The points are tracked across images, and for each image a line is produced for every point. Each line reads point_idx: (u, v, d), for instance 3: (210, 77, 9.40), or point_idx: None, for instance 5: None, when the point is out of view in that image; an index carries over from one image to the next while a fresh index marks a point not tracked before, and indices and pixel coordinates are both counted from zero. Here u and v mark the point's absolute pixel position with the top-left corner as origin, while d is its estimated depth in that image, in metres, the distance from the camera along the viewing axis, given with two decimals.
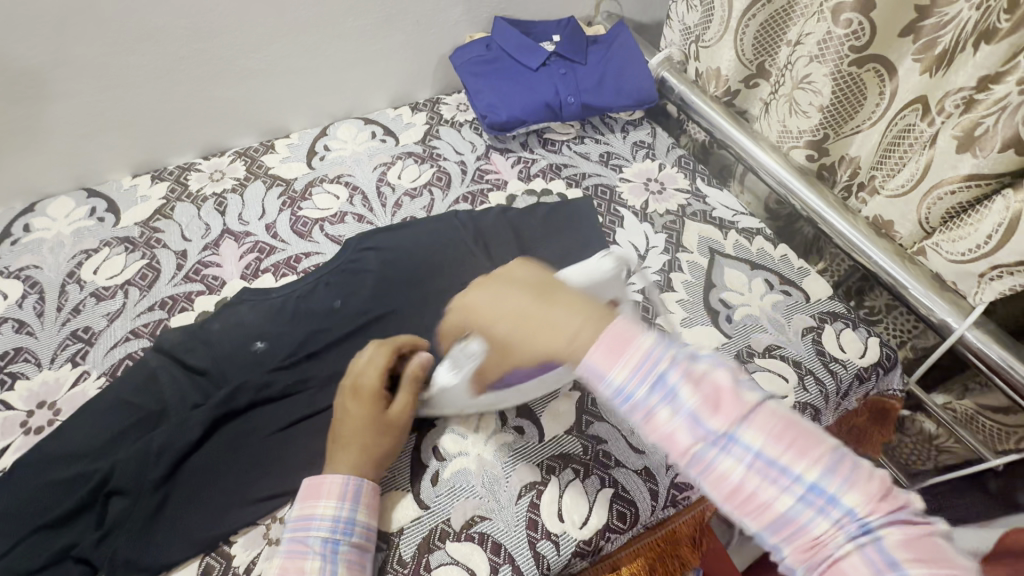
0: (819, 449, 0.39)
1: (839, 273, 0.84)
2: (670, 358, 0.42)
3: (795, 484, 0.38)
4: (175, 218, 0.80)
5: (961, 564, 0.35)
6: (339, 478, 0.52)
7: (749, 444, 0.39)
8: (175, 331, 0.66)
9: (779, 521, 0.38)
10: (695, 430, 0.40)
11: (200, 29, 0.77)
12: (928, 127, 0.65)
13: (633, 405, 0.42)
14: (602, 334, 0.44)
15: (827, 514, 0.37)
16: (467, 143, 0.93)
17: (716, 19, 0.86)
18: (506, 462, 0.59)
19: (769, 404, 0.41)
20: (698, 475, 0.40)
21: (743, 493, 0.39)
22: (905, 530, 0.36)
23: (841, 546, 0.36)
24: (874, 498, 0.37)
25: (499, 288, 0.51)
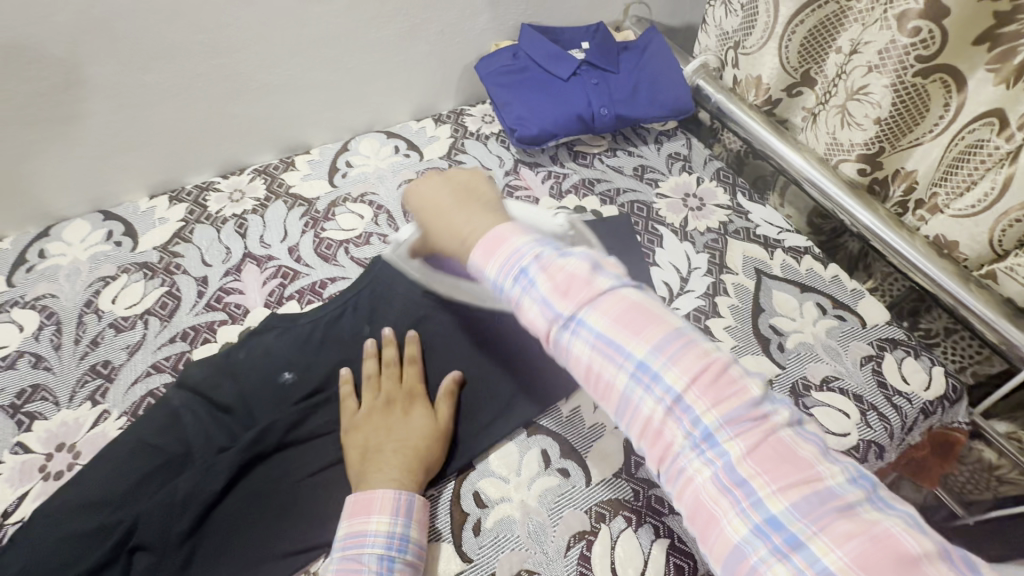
0: (656, 329, 0.42)
1: (890, 295, 0.77)
2: (534, 254, 0.46)
3: (630, 364, 0.41)
4: (195, 241, 0.77)
5: (804, 462, 0.37)
6: (390, 492, 0.51)
7: (592, 327, 0.43)
8: (199, 365, 0.63)
9: (623, 402, 0.42)
10: (549, 313, 0.44)
11: (218, 45, 0.74)
12: (1004, 143, 0.60)
13: (507, 296, 0.46)
14: (484, 235, 0.49)
15: (659, 399, 0.40)
16: (494, 157, 0.89)
17: (759, 25, 0.81)
18: (553, 509, 0.55)
19: (616, 291, 0.44)
20: (560, 356, 0.45)
21: (593, 375, 0.43)
22: (750, 438, 0.38)
23: (687, 454, 0.39)
24: (700, 384, 0.40)
25: (436, 185, 0.59)
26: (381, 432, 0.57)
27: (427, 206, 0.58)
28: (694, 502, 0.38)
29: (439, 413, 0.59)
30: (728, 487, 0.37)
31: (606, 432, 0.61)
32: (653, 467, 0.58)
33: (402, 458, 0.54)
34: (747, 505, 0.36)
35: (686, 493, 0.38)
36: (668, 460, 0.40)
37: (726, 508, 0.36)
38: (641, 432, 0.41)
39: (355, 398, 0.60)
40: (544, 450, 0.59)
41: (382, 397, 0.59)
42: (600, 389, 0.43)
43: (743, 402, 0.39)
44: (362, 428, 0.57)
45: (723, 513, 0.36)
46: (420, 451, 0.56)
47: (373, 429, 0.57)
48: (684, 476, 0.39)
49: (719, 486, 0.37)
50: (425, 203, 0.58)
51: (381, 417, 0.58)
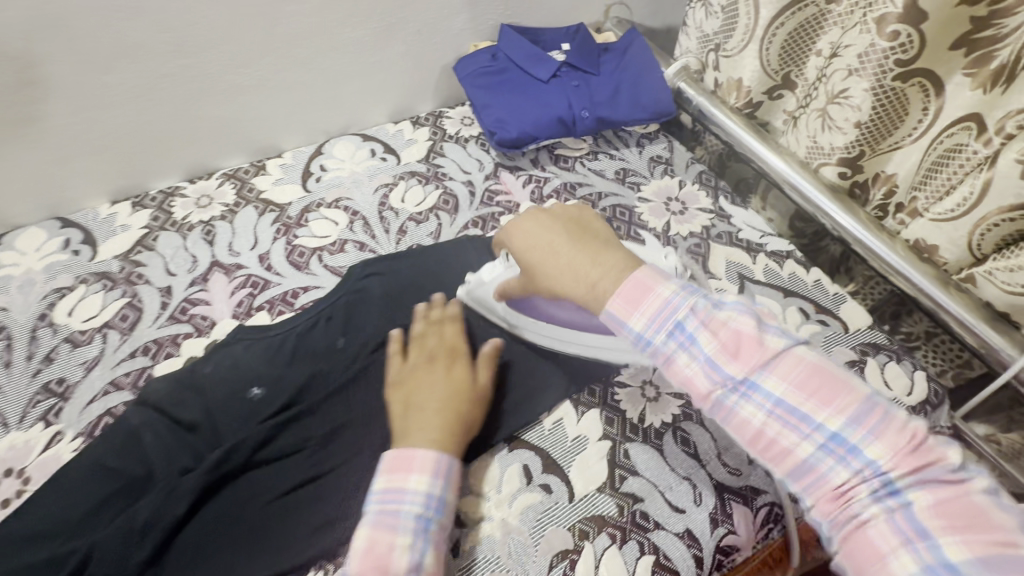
0: (846, 396, 0.41)
1: (872, 298, 0.78)
2: (690, 307, 0.46)
3: (814, 430, 0.40)
4: (159, 249, 0.73)
5: (998, 524, 0.35)
6: (432, 453, 0.50)
7: (769, 391, 0.42)
8: (162, 381, 0.60)
9: (801, 466, 0.40)
10: (714, 375, 0.43)
11: (185, 44, 0.71)
12: (982, 147, 0.60)
13: (654, 351, 0.46)
14: (622, 285, 0.48)
15: (849, 466, 0.39)
16: (473, 161, 0.87)
17: (739, 27, 0.80)
18: (535, 527, 0.53)
19: (796, 354, 0.43)
20: (723, 421, 0.44)
21: (765, 438, 0.42)
22: (938, 494, 0.36)
23: (865, 504, 0.38)
24: (897, 450, 0.38)
25: (540, 222, 0.57)
26: (418, 387, 0.56)
27: (534, 245, 0.56)
28: (862, 548, 0.37)
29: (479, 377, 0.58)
30: (908, 535, 0.36)
31: (589, 444, 0.59)
32: (638, 481, 0.57)
33: (441, 412, 0.54)
34: (922, 547, 0.35)
35: (855, 541, 0.37)
36: (840, 514, 0.38)
37: (895, 545, 0.36)
38: (813, 489, 0.40)
39: (397, 354, 0.60)
40: (525, 465, 0.57)
41: (422, 354, 0.59)
42: (772, 452, 0.42)
43: (940, 465, 0.37)
44: (401, 383, 0.57)
45: (891, 549, 0.36)
46: (457, 408, 0.55)
47: (416, 385, 0.56)
48: (855, 525, 0.38)
49: (896, 532, 0.36)
50: (532, 245, 0.56)
51: (425, 374, 0.57)
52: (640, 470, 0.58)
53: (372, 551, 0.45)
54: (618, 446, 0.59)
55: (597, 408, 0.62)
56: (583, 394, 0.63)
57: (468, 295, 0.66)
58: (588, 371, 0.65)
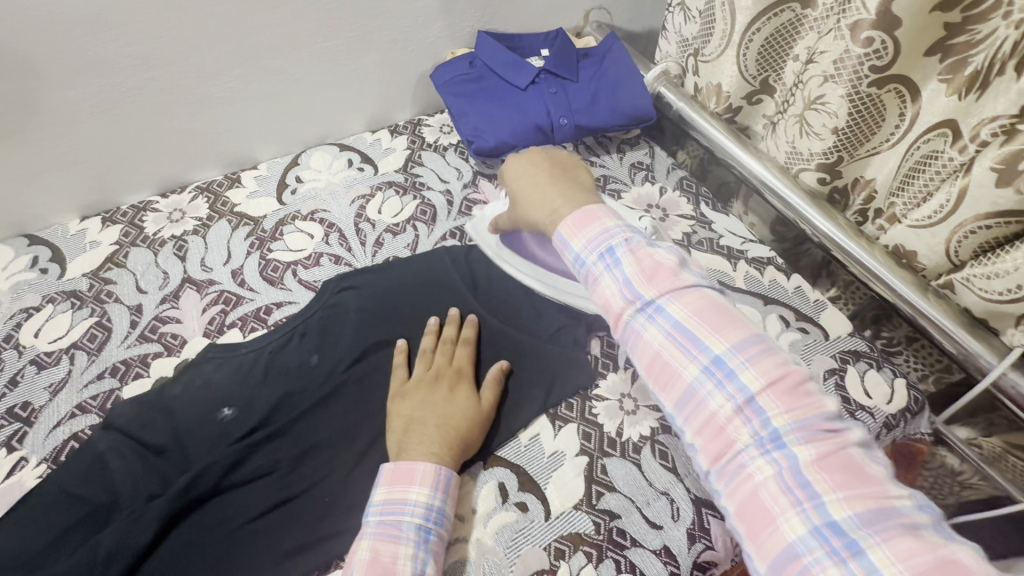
0: (736, 330, 0.42)
1: (854, 303, 0.77)
2: (624, 236, 0.47)
3: (702, 356, 0.41)
4: (130, 266, 0.72)
5: (873, 478, 0.36)
6: (433, 465, 0.52)
7: (671, 314, 0.43)
8: (129, 404, 0.58)
9: (687, 394, 0.41)
10: (628, 295, 0.45)
11: (150, 57, 0.69)
12: (958, 154, 0.59)
13: (587, 271, 0.48)
14: (574, 211, 0.50)
15: (730, 399, 0.39)
16: (452, 169, 0.86)
17: (717, 32, 0.79)
18: (510, 547, 0.53)
19: (701, 289, 0.44)
20: (628, 341, 0.45)
21: (660, 361, 0.43)
22: (821, 446, 0.37)
23: (749, 451, 0.38)
24: (777, 390, 0.39)
25: (533, 159, 0.59)
26: (424, 407, 0.56)
27: (521, 178, 0.58)
28: (745, 492, 0.37)
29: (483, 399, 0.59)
30: (789, 486, 0.36)
31: (566, 460, 0.59)
32: (615, 497, 0.56)
33: (445, 437, 0.55)
34: (809, 507, 0.35)
35: (741, 488, 0.38)
36: (725, 456, 0.39)
37: (785, 507, 0.36)
38: (700, 424, 0.40)
39: (405, 368, 0.61)
40: (502, 484, 0.56)
41: (431, 372, 0.59)
42: (664, 376, 0.43)
43: (820, 413, 0.38)
44: (408, 399, 0.58)
45: (781, 511, 0.36)
46: (462, 434, 0.56)
47: (418, 403, 0.57)
48: (742, 473, 0.38)
49: (781, 485, 0.36)
50: (517, 176, 0.59)
51: (427, 391, 0.58)
52: (617, 485, 0.57)
53: (376, 561, 0.46)
54: (595, 461, 0.59)
55: (574, 422, 0.61)
56: (561, 408, 0.62)
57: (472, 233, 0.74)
58: (567, 385, 0.63)
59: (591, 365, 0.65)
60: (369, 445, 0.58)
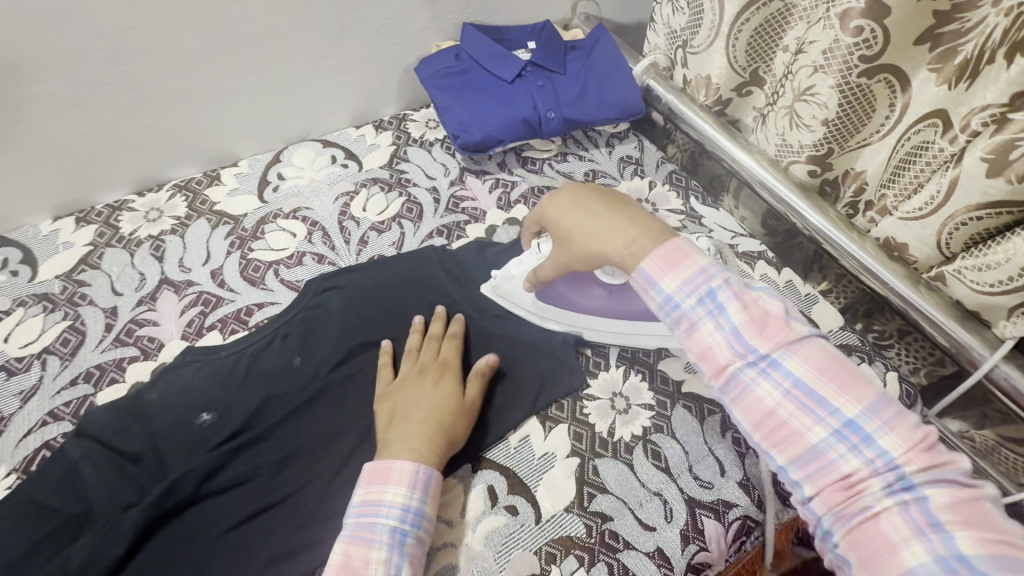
0: (864, 390, 0.41)
1: (846, 296, 0.76)
2: (723, 278, 0.46)
3: (830, 416, 0.41)
4: (104, 267, 0.69)
5: (1006, 530, 0.36)
6: (409, 464, 0.50)
7: (789, 370, 0.42)
8: (103, 410, 0.56)
9: (808, 452, 0.41)
10: (738, 347, 0.44)
11: (120, 50, 0.67)
12: (948, 145, 0.59)
13: (680, 315, 0.46)
14: (660, 248, 0.48)
15: (864, 457, 0.39)
16: (438, 165, 0.84)
17: (705, 23, 0.78)
18: (499, 551, 0.52)
19: (817, 340, 0.44)
20: (734, 397, 0.44)
21: (777, 418, 0.42)
22: (955, 496, 0.37)
23: (876, 495, 0.38)
24: (914, 448, 0.39)
25: (576, 195, 0.56)
26: (407, 404, 0.55)
27: (571, 216, 0.55)
28: (868, 535, 0.37)
29: (469, 394, 0.57)
30: (922, 529, 0.36)
31: (557, 462, 0.57)
32: (607, 498, 0.55)
33: (427, 433, 0.53)
34: (935, 537, 0.35)
35: (863, 535, 0.37)
36: (846, 508, 0.39)
37: (907, 536, 0.36)
38: (822, 479, 0.40)
39: (391, 367, 0.59)
40: (491, 487, 0.55)
41: (416, 367, 0.58)
42: (781, 434, 0.42)
43: (955, 467, 0.38)
44: (394, 395, 0.56)
45: (902, 539, 0.36)
46: (446, 430, 0.54)
47: (401, 400, 0.56)
48: (866, 519, 0.38)
49: (913, 528, 0.36)
50: (565, 215, 0.56)
51: (410, 387, 0.56)
52: (609, 486, 0.56)
53: (347, 565, 0.45)
54: (586, 462, 0.57)
55: (565, 423, 0.60)
56: (551, 408, 0.61)
57: (496, 290, 0.65)
58: (557, 385, 0.62)
59: (581, 365, 0.63)
60: (354, 449, 0.56)
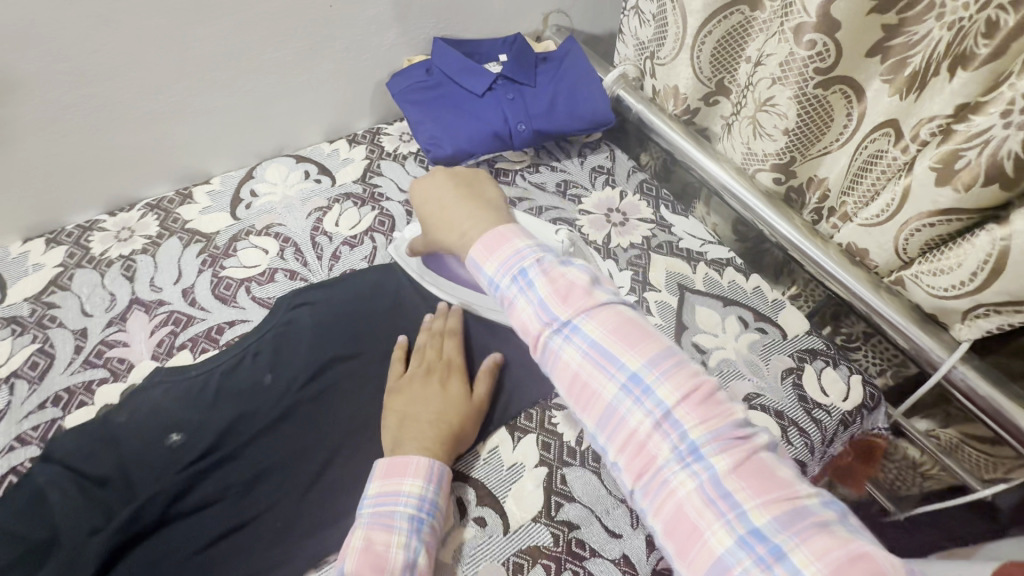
0: (649, 345, 0.42)
1: (814, 301, 0.77)
2: (536, 257, 0.46)
3: (619, 373, 0.41)
4: (74, 289, 0.69)
5: (783, 481, 0.36)
6: (426, 459, 0.52)
7: (587, 334, 0.43)
8: (70, 434, 0.56)
9: (607, 413, 0.41)
10: (545, 317, 0.44)
11: (85, 73, 0.67)
12: (901, 154, 0.60)
13: (502, 295, 0.46)
14: (486, 234, 0.48)
15: (647, 411, 0.40)
16: (411, 179, 0.85)
17: (670, 35, 0.80)
18: (467, 564, 0.53)
19: (613, 305, 0.44)
20: (549, 365, 0.44)
21: (580, 382, 0.42)
22: (735, 454, 0.37)
23: (671, 466, 0.38)
24: (689, 398, 0.39)
25: (439, 177, 0.56)
26: (417, 403, 0.57)
27: (429, 199, 0.56)
28: (667, 503, 0.37)
29: (477, 390, 0.60)
30: (712, 499, 0.36)
31: (524, 473, 0.58)
32: (574, 507, 0.56)
33: (438, 432, 0.55)
34: (732, 517, 0.35)
35: (666, 506, 0.37)
36: (648, 474, 0.38)
37: (711, 519, 0.36)
38: (621, 442, 0.40)
39: (402, 363, 0.61)
40: (460, 501, 0.56)
41: (422, 366, 0.60)
42: (585, 396, 0.42)
43: (731, 420, 0.39)
44: (402, 394, 0.58)
45: (707, 524, 0.36)
46: (454, 430, 0.56)
47: (410, 399, 0.58)
48: (665, 488, 0.38)
49: (703, 497, 0.36)
50: (424, 201, 0.56)
51: (420, 385, 0.59)
52: (577, 496, 0.57)
53: (368, 549, 0.46)
54: (555, 471, 0.58)
55: (534, 433, 0.61)
56: (520, 419, 0.61)
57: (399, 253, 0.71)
58: (526, 396, 0.63)
59: (550, 375, 0.64)
60: (324, 466, 0.57)
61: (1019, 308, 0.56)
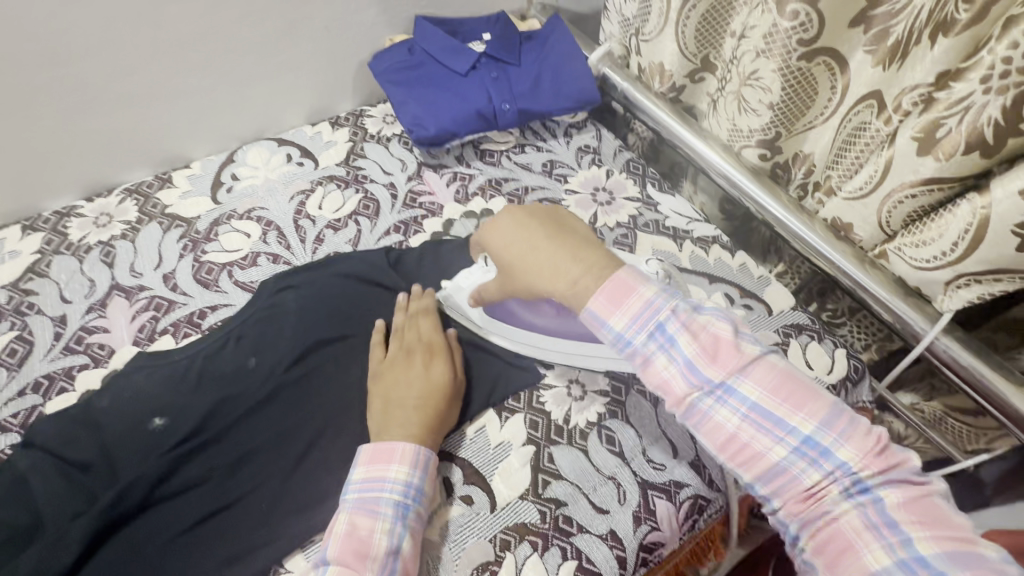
0: (815, 402, 0.43)
1: (799, 277, 0.78)
2: (672, 310, 0.45)
3: (787, 433, 0.42)
4: (52, 275, 0.68)
5: (958, 524, 0.38)
6: (410, 444, 0.52)
7: (745, 395, 0.43)
8: (50, 420, 0.56)
9: (773, 469, 0.42)
10: (693, 379, 0.44)
11: (56, 52, 0.65)
12: (884, 125, 0.60)
13: (633, 351, 0.46)
14: (605, 283, 0.47)
15: (818, 466, 0.41)
16: (395, 161, 0.84)
17: (655, 10, 0.79)
18: (454, 543, 0.53)
19: (767, 359, 0.44)
20: (698, 425, 0.44)
21: (739, 442, 0.43)
22: (905, 492, 0.39)
23: (835, 501, 0.40)
24: (868, 453, 0.41)
25: (517, 218, 0.53)
26: (401, 386, 0.57)
27: (515, 244, 0.52)
28: (835, 540, 0.39)
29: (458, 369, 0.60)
30: (876, 525, 0.39)
31: (511, 451, 0.58)
32: (561, 485, 0.56)
33: (422, 414, 0.55)
34: (894, 541, 0.38)
35: (826, 535, 0.40)
36: (814, 520, 0.41)
37: (869, 540, 0.38)
38: (788, 494, 0.42)
39: (383, 347, 0.61)
40: (446, 479, 0.56)
41: (403, 349, 0.60)
42: (746, 456, 0.43)
43: (905, 467, 0.40)
44: (385, 377, 0.58)
45: (863, 543, 0.38)
46: (439, 412, 0.56)
47: (392, 382, 0.57)
48: (825, 520, 0.40)
49: (866, 524, 0.39)
50: (508, 241, 0.52)
51: (402, 368, 0.58)
52: (564, 473, 0.57)
53: (352, 534, 0.46)
54: (542, 449, 0.58)
55: (521, 412, 0.61)
56: (507, 400, 0.62)
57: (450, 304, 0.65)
58: (511, 376, 0.63)
59: (535, 356, 0.64)
60: (308, 447, 0.57)
61: (1000, 277, 0.56)
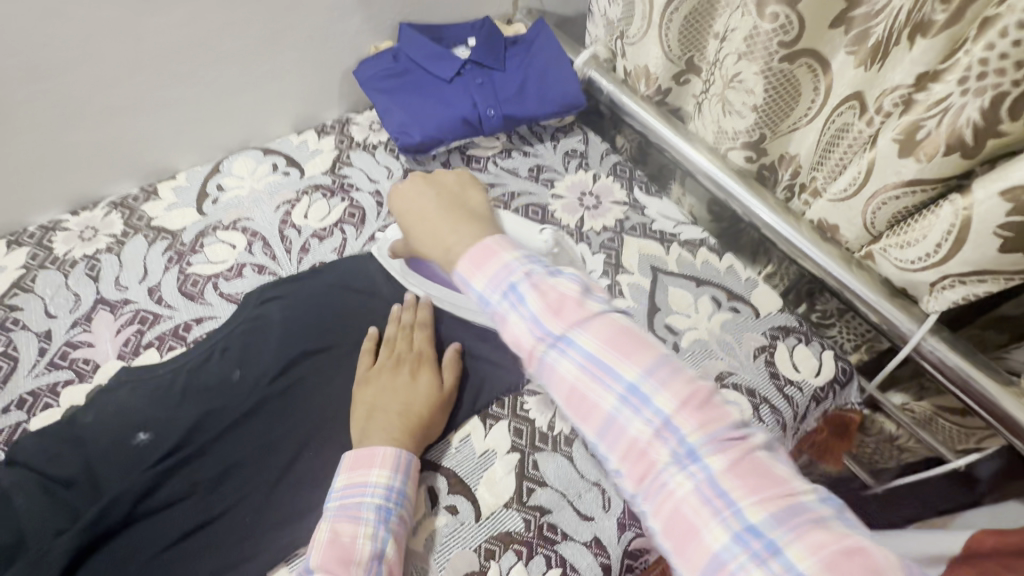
0: (645, 353, 0.39)
1: (786, 279, 0.77)
2: (524, 270, 0.42)
3: (616, 382, 0.38)
4: (38, 290, 0.68)
5: (780, 477, 0.35)
6: (392, 449, 0.52)
7: (583, 347, 0.39)
8: (33, 436, 0.56)
9: (606, 423, 0.38)
10: (537, 331, 0.40)
11: (35, 67, 0.65)
12: (866, 126, 0.60)
13: (493, 311, 0.43)
14: (472, 247, 0.45)
15: (645, 419, 0.37)
16: (381, 168, 0.84)
17: (638, 13, 0.78)
18: (438, 553, 0.52)
19: (609, 313, 0.41)
20: (544, 377, 0.41)
21: (576, 395, 0.39)
22: (732, 453, 0.35)
23: (669, 469, 0.35)
24: (687, 404, 0.37)
25: (419, 188, 0.53)
26: (387, 394, 0.57)
27: (410, 209, 0.52)
28: (676, 519, 0.35)
29: (447, 381, 0.59)
30: (708, 498, 0.34)
31: (496, 459, 0.58)
32: (546, 492, 0.56)
33: (407, 423, 0.55)
34: (728, 515, 0.33)
35: (665, 507, 0.35)
36: (647, 480, 0.36)
37: (707, 518, 0.34)
38: (620, 451, 0.37)
39: (372, 355, 0.61)
40: (431, 489, 0.56)
41: (393, 357, 0.59)
42: (583, 409, 0.39)
43: (728, 422, 0.37)
44: (371, 384, 0.58)
45: (703, 523, 0.34)
46: (423, 422, 0.56)
47: (377, 389, 0.57)
48: (663, 492, 0.35)
49: (700, 498, 0.34)
50: (408, 210, 0.53)
51: (388, 377, 0.58)
52: (549, 481, 0.57)
53: (335, 541, 0.46)
54: (526, 457, 0.58)
55: (506, 420, 0.61)
56: (492, 407, 0.61)
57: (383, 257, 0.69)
58: (495, 384, 0.62)
59: (520, 362, 0.64)
60: (292, 459, 0.57)
61: (982, 278, 0.56)
